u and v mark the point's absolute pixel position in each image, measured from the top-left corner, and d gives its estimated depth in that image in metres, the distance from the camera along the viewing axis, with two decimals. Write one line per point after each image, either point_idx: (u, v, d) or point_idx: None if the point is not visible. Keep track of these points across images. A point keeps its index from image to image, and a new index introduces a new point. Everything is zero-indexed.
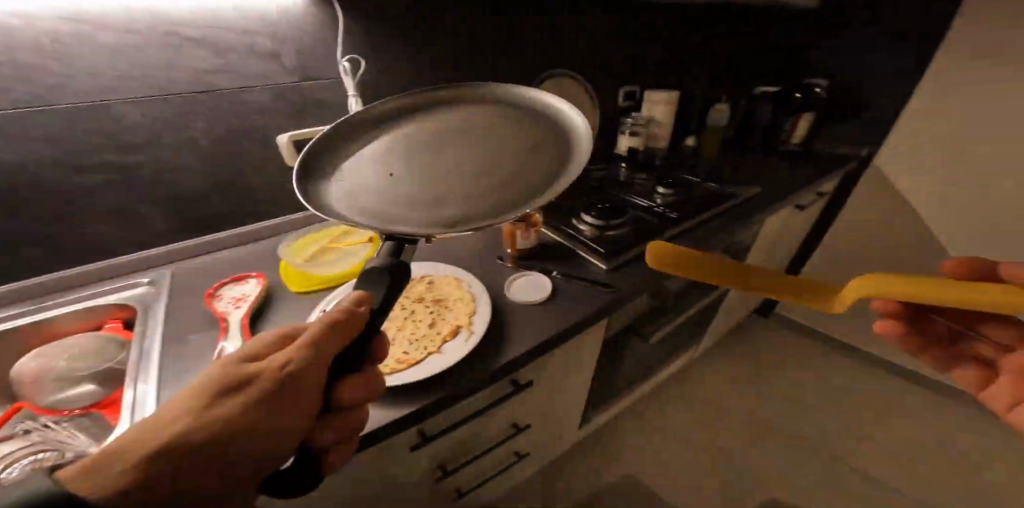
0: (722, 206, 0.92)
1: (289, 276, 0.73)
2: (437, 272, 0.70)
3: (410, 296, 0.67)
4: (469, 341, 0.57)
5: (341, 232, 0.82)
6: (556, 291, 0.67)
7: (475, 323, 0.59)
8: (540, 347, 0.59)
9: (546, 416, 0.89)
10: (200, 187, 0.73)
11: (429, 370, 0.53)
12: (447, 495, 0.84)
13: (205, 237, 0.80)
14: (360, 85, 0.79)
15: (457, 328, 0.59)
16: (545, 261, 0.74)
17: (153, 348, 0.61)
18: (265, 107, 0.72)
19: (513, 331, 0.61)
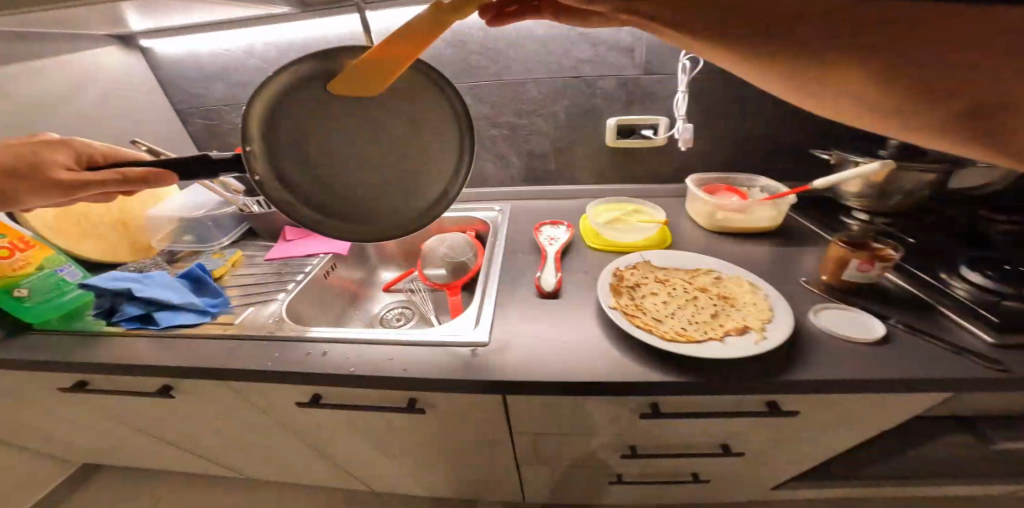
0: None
1: (588, 231, 0.87)
2: (725, 270, 0.70)
3: (687, 282, 0.69)
4: (760, 344, 0.56)
5: (638, 208, 0.90)
6: (886, 340, 0.57)
7: (769, 329, 0.58)
8: (853, 381, 0.53)
9: (751, 460, 0.79)
10: (546, 147, 1.03)
11: (713, 354, 0.56)
12: (608, 473, 0.87)
13: (538, 187, 1.09)
14: (692, 85, 0.88)
15: (746, 328, 0.59)
16: (884, 306, 0.63)
17: (494, 252, 0.84)
18: (605, 94, 0.93)
19: (818, 354, 0.56)
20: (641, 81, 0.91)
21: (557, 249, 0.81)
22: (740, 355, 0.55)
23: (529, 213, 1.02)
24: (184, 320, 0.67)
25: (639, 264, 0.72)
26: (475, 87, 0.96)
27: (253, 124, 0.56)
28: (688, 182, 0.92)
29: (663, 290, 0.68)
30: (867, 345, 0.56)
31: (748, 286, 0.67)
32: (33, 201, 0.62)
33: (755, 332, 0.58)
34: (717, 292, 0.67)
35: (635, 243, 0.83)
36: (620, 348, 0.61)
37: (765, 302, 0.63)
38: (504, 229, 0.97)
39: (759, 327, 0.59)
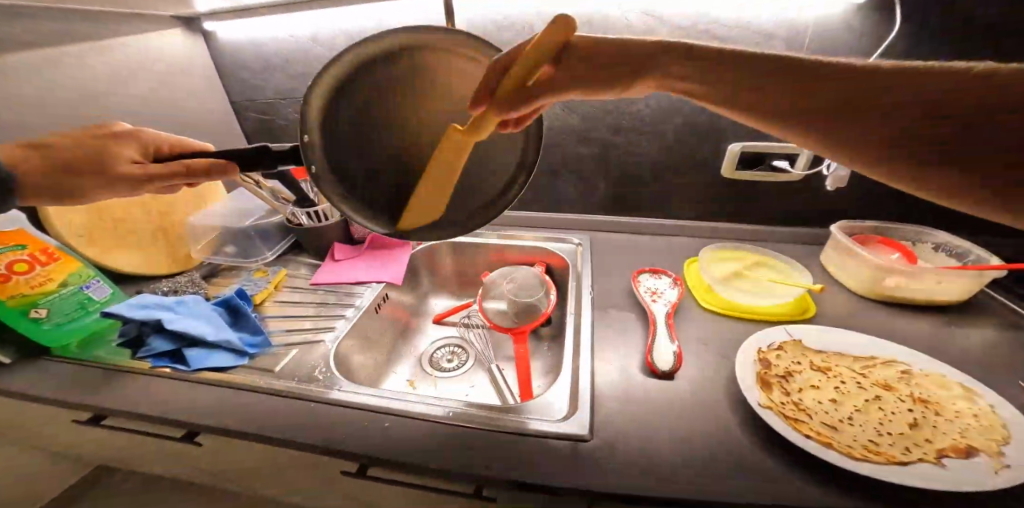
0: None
1: (697, 283, 0.73)
2: (910, 359, 0.52)
3: (856, 374, 0.51)
4: (1005, 476, 0.38)
5: (762, 262, 0.73)
6: None
7: (1012, 456, 0.39)
8: None
9: None
10: (644, 174, 0.86)
11: (939, 485, 0.37)
12: None
13: (626, 218, 0.93)
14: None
15: (970, 448, 0.41)
16: None
17: (584, 300, 0.70)
18: (735, 113, 0.76)
19: None
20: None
21: (661, 307, 0.66)
22: (981, 491, 0.37)
23: (613, 250, 0.86)
24: (219, 362, 0.59)
25: (785, 343, 0.55)
26: (568, 96, 0.81)
27: (310, 115, 0.43)
28: (833, 230, 0.74)
29: (826, 384, 0.50)
30: None
31: (953, 392, 0.47)
32: (102, 196, 0.51)
33: (989, 458, 0.40)
34: (908, 393, 0.48)
35: (755, 308, 0.67)
36: (802, 456, 0.44)
37: (983, 414, 0.44)
38: (585, 265, 0.82)
39: (999, 451, 0.40)
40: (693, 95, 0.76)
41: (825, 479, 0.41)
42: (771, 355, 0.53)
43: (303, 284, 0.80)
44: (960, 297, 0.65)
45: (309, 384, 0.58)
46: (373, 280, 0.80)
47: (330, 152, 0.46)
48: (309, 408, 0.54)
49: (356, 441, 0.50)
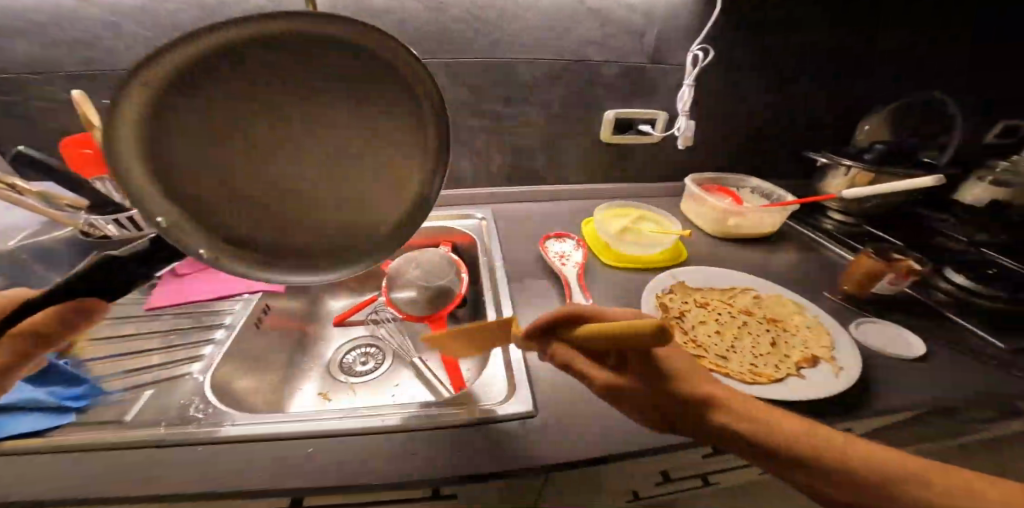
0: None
1: (608, 250, 0.78)
2: (763, 287, 0.66)
3: (730, 306, 0.63)
4: (838, 374, 0.51)
5: (644, 217, 0.83)
6: (925, 351, 0.59)
7: (838, 356, 0.54)
8: (921, 395, 0.53)
9: None
10: (536, 142, 0.89)
11: (801, 394, 0.49)
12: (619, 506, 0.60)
13: (523, 186, 0.95)
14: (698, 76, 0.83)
15: (815, 357, 0.54)
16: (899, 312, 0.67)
17: (499, 276, 0.71)
18: (604, 82, 0.82)
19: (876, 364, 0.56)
20: (646, 70, 0.83)
21: (570, 270, 0.70)
22: (826, 391, 0.49)
23: (517, 221, 0.87)
24: (23, 428, 0.43)
25: (676, 289, 0.64)
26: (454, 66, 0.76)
27: (128, 162, 0.33)
28: (690, 182, 0.88)
29: (714, 321, 0.61)
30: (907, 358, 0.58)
31: (791, 308, 0.62)
32: None
33: (827, 362, 0.53)
34: (765, 316, 0.61)
35: (657, 257, 0.77)
36: None
37: (814, 325, 0.59)
38: (493, 238, 0.82)
39: (830, 356, 0.54)
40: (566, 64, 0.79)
41: None
42: (671, 305, 0.62)
43: (139, 309, 0.62)
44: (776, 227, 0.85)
45: (192, 425, 0.46)
46: (246, 291, 0.67)
47: (195, 207, 0.36)
48: (202, 452, 0.44)
49: (279, 479, 0.42)
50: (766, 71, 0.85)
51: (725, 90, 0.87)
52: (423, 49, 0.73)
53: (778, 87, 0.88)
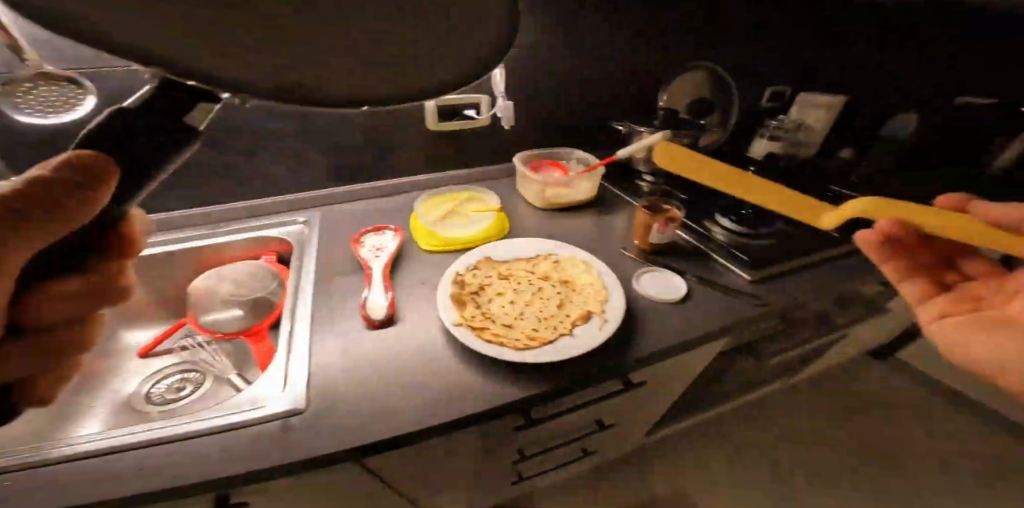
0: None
1: (435, 239, 0.76)
2: (564, 251, 0.70)
3: (529, 273, 0.66)
4: (603, 327, 0.55)
5: (470, 198, 0.84)
6: (692, 294, 0.65)
7: (609, 309, 0.58)
8: (675, 345, 0.57)
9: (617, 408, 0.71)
10: (358, 139, 0.83)
11: (565, 352, 0.52)
12: (504, 457, 0.68)
13: (353, 185, 0.89)
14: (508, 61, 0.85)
15: (590, 313, 0.58)
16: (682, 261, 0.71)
17: (304, 280, 0.67)
18: None
19: (644, 321, 0.60)
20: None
21: (380, 263, 0.69)
22: (588, 344, 0.53)
23: (345, 219, 0.83)
24: None
25: (479, 263, 0.66)
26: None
27: None
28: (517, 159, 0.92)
29: (508, 290, 0.63)
30: (671, 304, 0.63)
31: (582, 267, 0.66)
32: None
33: (598, 316, 0.57)
34: (559, 278, 0.65)
35: (486, 234, 0.78)
36: (472, 374, 0.52)
37: (597, 281, 0.63)
38: (311, 241, 0.77)
39: (604, 307, 0.58)
40: None
41: (486, 385, 0.51)
42: (469, 280, 0.63)
43: None
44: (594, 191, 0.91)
45: None
46: None
47: None
48: None
49: None
50: (571, 47, 0.86)
51: (537, 68, 0.87)
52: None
53: (589, 63, 0.89)
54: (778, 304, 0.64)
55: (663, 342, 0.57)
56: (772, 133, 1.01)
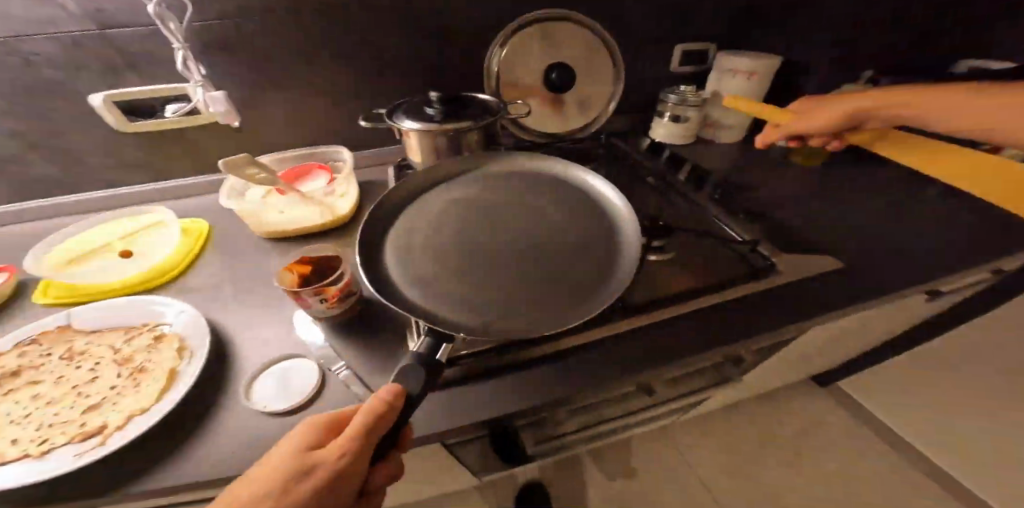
0: (740, 290, 0.53)
1: (71, 294, 0.53)
2: (184, 319, 0.47)
3: (110, 350, 0.44)
4: (81, 457, 0.33)
5: (146, 225, 0.61)
6: (320, 393, 0.42)
7: (127, 427, 0.36)
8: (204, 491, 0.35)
9: None
10: (16, 148, 0.66)
11: None
12: None
13: (42, 201, 0.70)
14: (189, 36, 0.63)
15: (100, 428, 0.36)
16: (363, 341, 0.48)
17: None
18: (55, 60, 0.61)
19: (196, 443, 0.38)
20: (110, 38, 0.61)
21: None
22: (19, 485, 0.31)
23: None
24: None
25: (44, 333, 0.45)
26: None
27: None
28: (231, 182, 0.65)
29: (45, 373, 0.42)
30: (279, 415, 0.39)
31: (179, 350, 0.43)
32: None
33: (101, 437, 0.35)
34: (136, 363, 0.42)
35: (169, 269, 0.58)
36: None
37: (172, 377, 0.41)
38: None
39: (124, 424, 0.36)
40: None
41: None
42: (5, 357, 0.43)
43: None
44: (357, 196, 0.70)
45: None
46: None
47: None
48: None
49: None
50: (286, 15, 0.65)
51: (253, 43, 0.67)
52: None
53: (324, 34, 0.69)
54: (448, 424, 0.41)
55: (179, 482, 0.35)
56: (671, 113, 0.89)
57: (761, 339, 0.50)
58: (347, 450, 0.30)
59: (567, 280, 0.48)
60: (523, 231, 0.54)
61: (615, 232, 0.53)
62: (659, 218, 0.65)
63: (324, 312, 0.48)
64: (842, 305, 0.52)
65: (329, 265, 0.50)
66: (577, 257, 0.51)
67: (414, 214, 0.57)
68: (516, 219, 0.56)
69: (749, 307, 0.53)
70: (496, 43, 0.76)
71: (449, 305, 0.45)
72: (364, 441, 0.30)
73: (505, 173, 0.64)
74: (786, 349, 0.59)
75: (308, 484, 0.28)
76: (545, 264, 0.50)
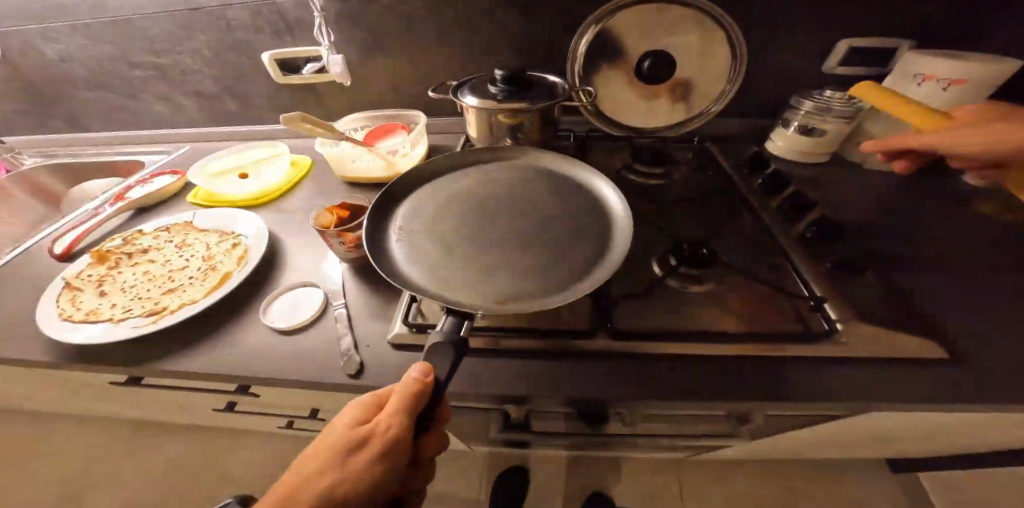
0: (765, 348, 0.43)
1: (212, 200, 0.72)
2: (251, 236, 0.60)
3: (202, 247, 0.59)
4: (147, 328, 0.48)
5: (266, 155, 0.78)
6: (317, 321, 0.51)
7: (179, 313, 0.49)
8: (223, 371, 0.47)
9: (311, 406, 0.66)
10: (214, 85, 0.88)
11: (85, 339, 0.47)
12: (216, 400, 0.69)
13: (222, 126, 0.94)
14: (328, 7, 0.75)
15: (165, 310, 0.50)
16: (369, 288, 0.55)
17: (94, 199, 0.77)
18: (241, 24, 0.78)
19: (233, 334, 0.50)
20: (277, 9, 0.76)
21: (123, 200, 0.70)
22: (113, 339, 0.47)
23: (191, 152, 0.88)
24: None
25: (175, 226, 0.63)
26: (80, 27, 0.79)
27: None
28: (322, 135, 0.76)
29: (161, 256, 0.59)
30: (281, 333, 0.50)
31: (235, 260, 0.56)
32: None
33: (163, 317, 0.49)
34: (207, 262, 0.56)
35: (271, 191, 0.73)
36: (33, 326, 0.52)
37: (221, 281, 0.53)
38: (149, 166, 0.85)
39: (178, 310, 0.50)
40: (183, 8, 0.76)
41: (24, 345, 0.50)
42: (149, 240, 0.62)
43: None
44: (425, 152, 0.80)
45: None
46: None
47: None
48: None
49: None
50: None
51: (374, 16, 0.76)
52: (68, 9, 0.77)
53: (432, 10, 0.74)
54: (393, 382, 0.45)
55: (213, 358, 0.48)
56: (799, 123, 0.68)
57: (776, 408, 0.41)
58: (395, 422, 0.34)
59: (547, 276, 0.47)
60: (529, 217, 0.55)
61: (605, 246, 0.50)
62: (709, 239, 0.55)
63: (345, 253, 0.56)
64: (914, 408, 0.39)
65: (362, 213, 0.57)
66: (581, 238, 0.52)
67: (423, 200, 0.59)
68: (527, 209, 0.56)
69: (781, 374, 0.42)
70: (588, 20, 0.67)
71: (459, 289, 0.46)
72: (407, 415, 0.34)
73: (545, 167, 0.63)
74: (811, 421, 0.49)
75: (371, 448, 0.34)
76: (545, 262, 0.49)
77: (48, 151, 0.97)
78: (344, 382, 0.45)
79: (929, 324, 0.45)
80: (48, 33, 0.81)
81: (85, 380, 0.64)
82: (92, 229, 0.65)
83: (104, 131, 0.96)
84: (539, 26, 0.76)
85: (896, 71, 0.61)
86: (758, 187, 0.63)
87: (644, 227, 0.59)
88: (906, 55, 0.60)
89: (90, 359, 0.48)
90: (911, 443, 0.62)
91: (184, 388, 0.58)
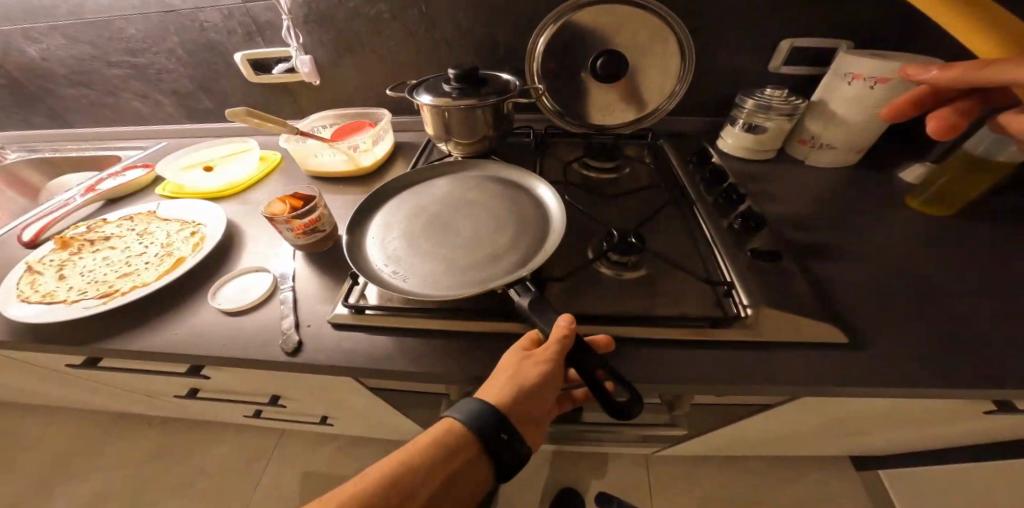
0: (681, 329, 0.45)
1: (180, 192, 0.74)
2: (210, 225, 0.62)
3: (162, 235, 0.62)
4: (98, 308, 0.50)
5: (236, 150, 0.81)
6: (265, 302, 0.53)
7: (130, 295, 0.51)
8: (170, 349, 0.49)
9: (268, 391, 0.68)
10: (189, 84, 0.91)
11: (37, 318, 0.49)
12: (178, 385, 0.71)
13: (199, 124, 0.97)
14: (295, 9, 0.78)
15: (117, 292, 0.52)
16: (318, 273, 0.58)
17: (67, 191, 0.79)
18: (214, 25, 0.81)
19: (182, 315, 0.52)
20: (247, 11, 0.79)
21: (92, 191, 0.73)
22: (64, 318, 0.49)
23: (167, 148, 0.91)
24: None
25: (139, 215, 0.66)
26: (61, 27, 0.83)
27: None
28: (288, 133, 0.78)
29: (122, 243, 0.61)
30: (228, 314, 0.52)
31: (190, 247, 0.59)
32: None
33: (114, 298, 0.52)
34: (165, 249, 0.59)
35: (239, 183, 0.75)
36: None
37: (174, 266, 0.56)
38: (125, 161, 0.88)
39: (130, 292, 0.52)
40: (159, 11, 0.80)
41: None
42: (113, 228, 0.64)
43: None
44: (389, 149, 0.82)
45: None
46: None
47: None
48: None
49: None
50: None
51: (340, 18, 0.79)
52: (49, 10, 0.80)
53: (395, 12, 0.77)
54: (329, 360, 0.47)
55: (161, 338, 0.50)
56: (743, 122, 0.70)
57: (688, 389, 0.43)
58: (555, 344, 0.40)
59: (522, 246, 0.53)
60: (487, 218, 0.58)
61: (548, 217, 0.57)
62: (646, 230, 0.58)
63: (294, 239, 0.58)
64: (813, 387, 0.41)
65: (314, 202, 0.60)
66: (529, 227, 0.56)
67: (389, 224, 0.59)
68: (495, 208, 0.60)
69: (693, 355, 0.44)
70: (543, 21, 0.70)
71: (494, 280, 0.49)
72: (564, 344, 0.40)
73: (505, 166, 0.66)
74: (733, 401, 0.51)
75: (536, 362, 0.40)
76: (515, 239, 0.55)
77: (30, 146, 1.01)
78: (283, 359, 0.47)
79: (837, 311, 0.47)
80: (31, 33, 0.84)
81: (49, 365, 0.66)
82: (59, 218, 0.68)
83: (86, 127, 0.99)
84: (498, 28, 0.79)
85: (833, 70, 0.63)
86: (699, 181, 0.66)
87: (587, 219, 0.61)
88: (842, 54, 0.62)
89: (43, 337, 0.50)
90: (844, 431, 0.64)
91: (141, 371, 0.60)
